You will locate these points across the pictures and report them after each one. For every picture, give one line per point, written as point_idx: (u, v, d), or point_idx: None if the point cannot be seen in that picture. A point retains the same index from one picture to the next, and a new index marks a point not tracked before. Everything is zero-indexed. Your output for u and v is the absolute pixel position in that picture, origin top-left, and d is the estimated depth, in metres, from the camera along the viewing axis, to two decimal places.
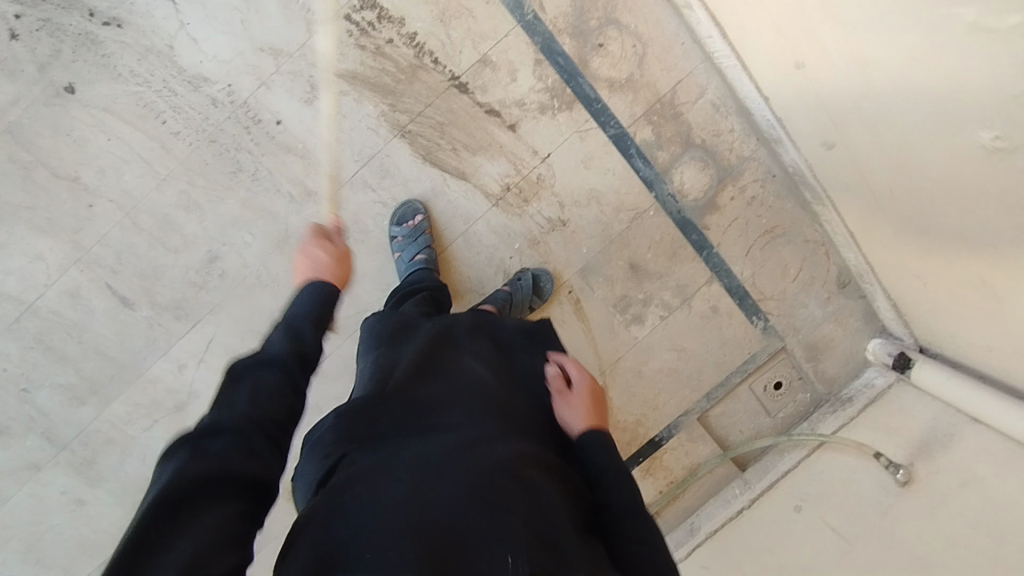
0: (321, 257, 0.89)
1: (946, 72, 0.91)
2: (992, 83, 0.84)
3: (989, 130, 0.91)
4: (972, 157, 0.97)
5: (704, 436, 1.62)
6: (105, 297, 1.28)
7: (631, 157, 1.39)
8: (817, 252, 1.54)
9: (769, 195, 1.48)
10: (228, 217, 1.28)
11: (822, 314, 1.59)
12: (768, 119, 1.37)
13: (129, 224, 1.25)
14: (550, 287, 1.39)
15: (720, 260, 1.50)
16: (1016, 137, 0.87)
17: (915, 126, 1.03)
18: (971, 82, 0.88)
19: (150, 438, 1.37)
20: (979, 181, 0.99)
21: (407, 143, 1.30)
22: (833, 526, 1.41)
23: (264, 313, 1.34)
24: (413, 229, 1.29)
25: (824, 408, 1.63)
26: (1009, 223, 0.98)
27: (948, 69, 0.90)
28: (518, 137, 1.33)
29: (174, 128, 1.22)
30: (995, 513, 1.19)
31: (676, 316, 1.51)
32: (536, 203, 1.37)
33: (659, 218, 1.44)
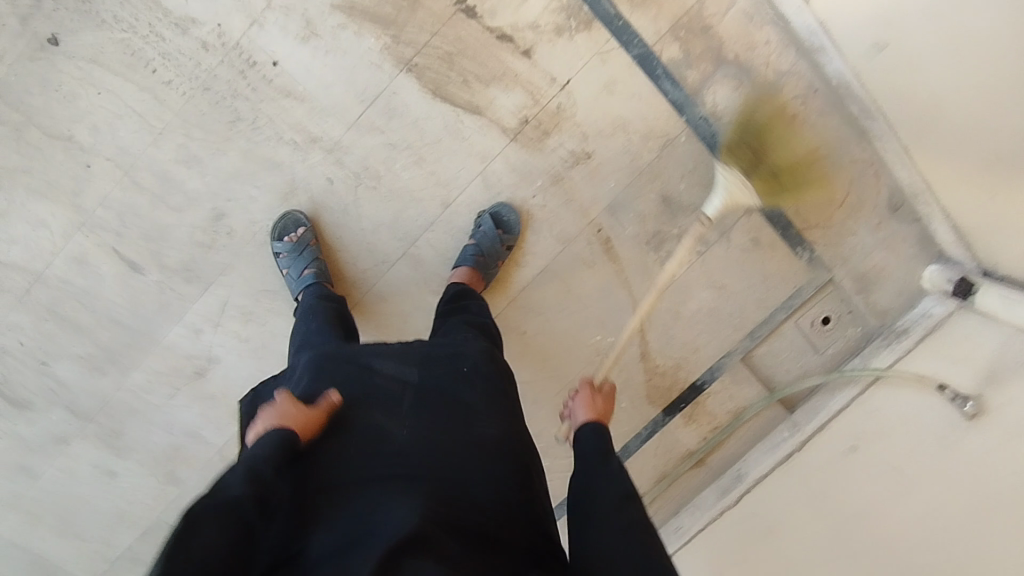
0: (299, 413, 0.84)
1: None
2: None
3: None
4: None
5: (750, 378, 1.55)
6: (113, 263, 1.22)
7: (659, 79, 1.27)
8: (865, 172, 1.40)
9: (811, 113, 1.35)
10: (231, 170, 1.21)
11: (872, 242, 1.46)
12: (808, 26, 1.25)
13: (128, 184, 1.18)
14: (515, 218, 1.29)
15: (760, 187, 1.38)
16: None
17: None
18: None
19: (174, 406, 1.33)
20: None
21: (414, 78, 1.20)
22: (890, 464, 1.33)
23: (277, 272, 1.28)
24: (296, 243, 1.22)
25: (876, 341, 1.52)
26: None
27: None
28: (534, 64, 1.22)
29: (166, 77, 1.14)
30: None
31: (715, 251, 1.42)
32: (558, 136, 1.27)
33: (692, 144, 1.33)
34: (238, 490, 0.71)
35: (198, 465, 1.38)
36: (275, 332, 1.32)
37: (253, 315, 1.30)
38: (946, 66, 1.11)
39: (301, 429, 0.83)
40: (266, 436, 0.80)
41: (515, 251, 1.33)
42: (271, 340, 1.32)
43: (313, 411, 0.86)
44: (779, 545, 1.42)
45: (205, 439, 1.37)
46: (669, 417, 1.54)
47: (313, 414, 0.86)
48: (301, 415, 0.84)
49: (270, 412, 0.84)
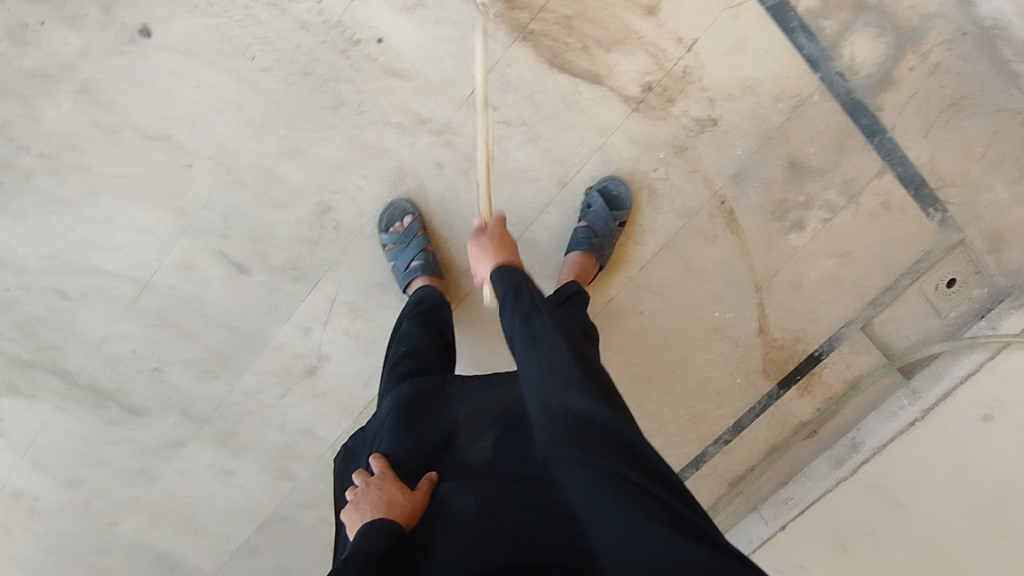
0: (403, 501, 0.80)
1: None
2: None
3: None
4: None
5: (869, 346, 1.46)
6: (220, 265, 1.17)
7: (793, 32, 1.15)
8: (1010, 122, 1.27)
9: (957, 59, 1.22)
10: (336, 160, 1.12)
11: (1010, 196, 1.32)
12: None
13: (231, 182, 1.12)
14: (626, 191, 1.18)
15: (894, 145, 1.27)
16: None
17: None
18: None
19: (287, 405, 1.30)
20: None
21: (531, 47, 1.11)
22: None
23: (386, 265, 1.21)
24: (403, 233, 1.14)
25: (1005, 303, 1.35)
26: None
27: None
28: (660, 23, 1.11)
29: (265, 63, 1.05)
30: None
31: (842, 217, 1.32)
32: (683, 102, 1.16)
33: (826, 103, 1.21)
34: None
35: (311, 462, 1.35)
36: (385, 327, 1.25)
37: (363, 311, 1.24)
38: None
39: (404, 521, 0.78)
40: (368, 527, 0.76)
41: (630, 227, 1.27)
42: (381, 335, 1.26)
43: (415, 495, 0.81)
44: (917, 514, 1.32)
45: (317, 437, 1.33)
46: (783, 390, 1.48)
47: (410, 493, 0.81)
48: (401, 498, 0.80)
49: (370, 497, 0.80)
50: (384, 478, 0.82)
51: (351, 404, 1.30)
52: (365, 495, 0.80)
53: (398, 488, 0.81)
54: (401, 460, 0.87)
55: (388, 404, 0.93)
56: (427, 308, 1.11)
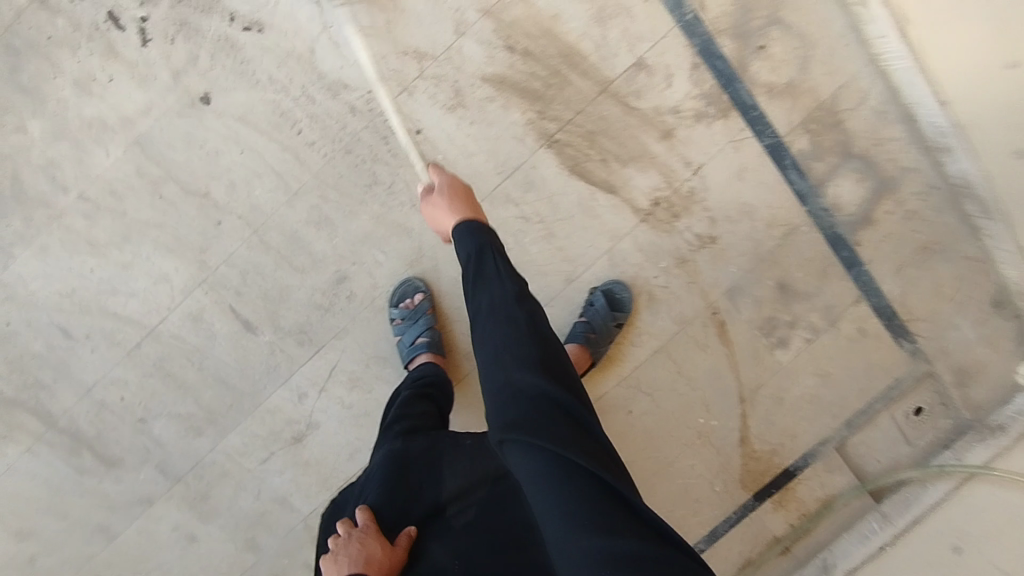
0: (381, 558, 0.78)
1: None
2: None
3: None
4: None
5: (841, 467, 1.52)
6: (228, 320, 1.19)
7: (787, 169, 1.29)
8: (976, 271, 1.41)
9: (929, 209, 1.36)
10: (360, 234, 1.19)
11: (975, 337, 1.46)
12: (938, 126, 1.26)
13: (256, 242, 1.16)
14: (628, 296, 1.25)
15: (870, 279, 1.39)
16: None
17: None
18: None
19: (267, 470, 1.27)
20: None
21: (553, 154, 1.20)
22: (998, 565, 1.26)
23: (391, 338, 1.24)
24: (413, 310, 1.19)
25: (969, 436, 1.49)
26: None
27: None
28: (671, 147, 1.23)
29: (310, 138, 1.13)
30: None
31: (822, 339, 1.41)
32: (686, 219, 1.27)
33: (812, 234, 1.33)
34: None
35: (280, 533, 1.30)
36: (380, 400, 1.27)
37: (362, 381, 1.25)
38: None
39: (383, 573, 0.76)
40: None
41: (627, 327, 1.33)
42: (376, 408, 1.27)
43: (394, 552, 0.80)
44: None
45: (291, 507, 1.29)
46: (759, 502, 1.50)
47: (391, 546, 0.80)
48: (380, 554, 0.78)
49: (350, 551, 0.77)
50: (364, 526, 0.81)
51: (333, 475, 1.28)
52: (346, 548, 0.78)
53: (378, 546, 0.79)
54: (387, 518, 0.85)
55: (381, 456, 0.92)
56: (426, 380, 1.10)
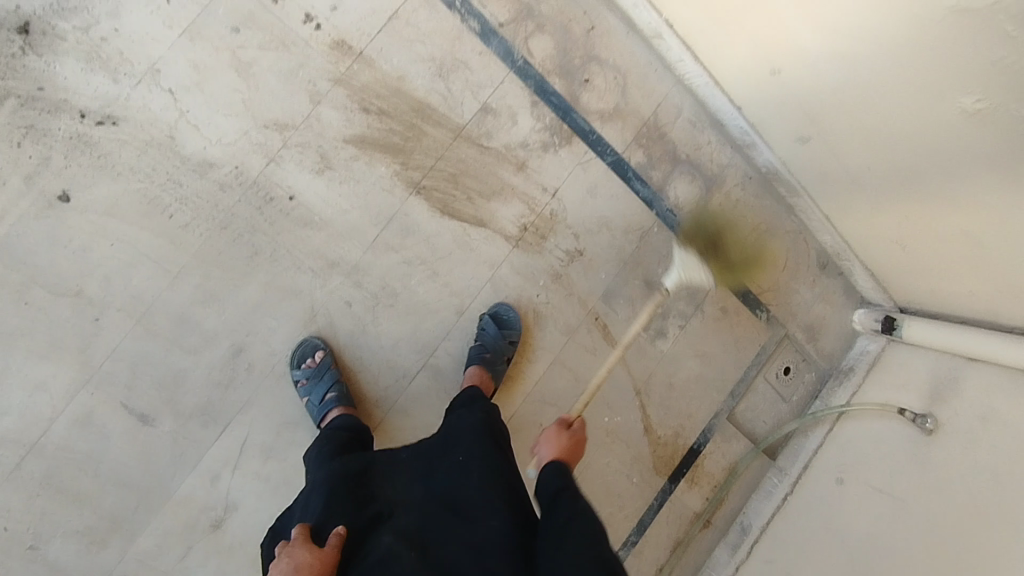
0: (311, 560, 0.79)
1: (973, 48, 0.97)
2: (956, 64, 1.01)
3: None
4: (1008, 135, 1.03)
5: (736, 434, 1.68)
6: (120, 418, 1.15)
7: (631, 180, 1.47)
8: (797, 241, 1.67)
9: (750, 196, 1.60)
10: (249, 305, 1.20)
11: (811, 296, 1.72)
12: (741, 127, 1.50)
13: (140, 332, 1.14)
14: (514, 314, 1.36)
15: (720, 262, 1.59)
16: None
17: (909, 117, 1.16)
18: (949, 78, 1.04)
19: (186, 567, 1.20)
20: (975, 147, 1.11)
21: (423, 199, 1.30)
22: (877, 486, 1.51)
23: (297, 401, 1.25)
24: (316, 368, 1.21)
25: (830, 382, 1.76)
26: (979, 170, 1.14)
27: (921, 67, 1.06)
28: (528, 177, 1.37)
29: (182, 219, 1.15)
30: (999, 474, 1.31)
31: (693, 323, 1.59)
32: (553, 238, 1.41)
33: (664, 233, 1.52)
34: None
35: None
36: (297, 465, 1.26)
37: (274, 451, 1.25)
38: (860, 156, 1.33)
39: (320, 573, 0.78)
40: None
41: (526, 331, 1.42)
42: (294, 475, 1.26)
43: (325, 552, 0.81)
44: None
45: None
46: (675, 484, 1.62)
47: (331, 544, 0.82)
48: (311, 557, 0.79)
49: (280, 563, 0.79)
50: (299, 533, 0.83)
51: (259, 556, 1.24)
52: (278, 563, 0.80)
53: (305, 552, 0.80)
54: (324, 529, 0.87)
55: (320, 478, 0.97)
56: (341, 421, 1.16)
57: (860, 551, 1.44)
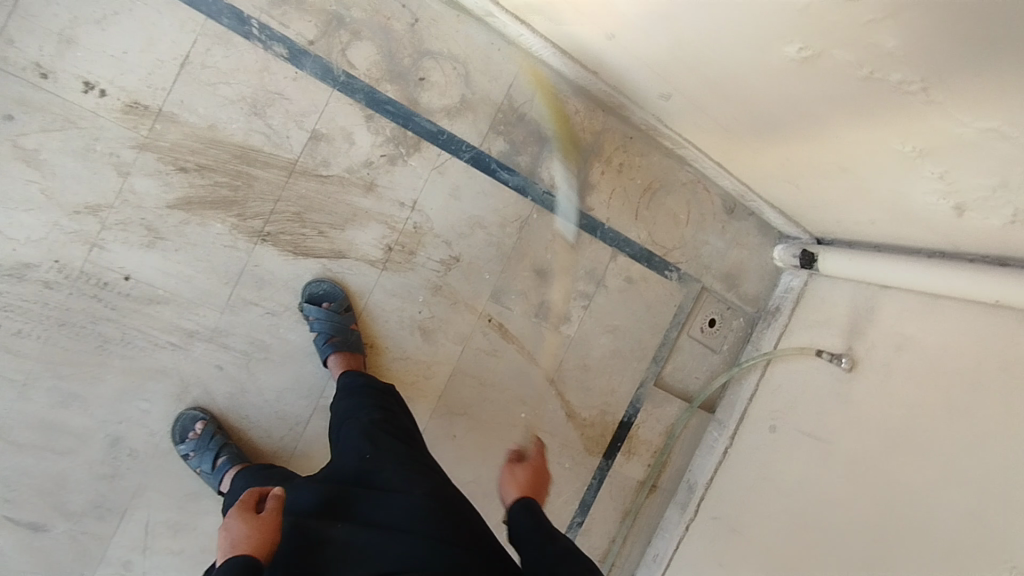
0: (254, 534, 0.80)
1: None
2: (763, 14, 0.92)
3: (859, 66, 0.91)
4: (844, 80, 0.96)
5: (667, 397, 1.66)
6: (12, 530, 1.16)
7: (496, 172, 1.39)
8: (696, 190, 1.59)
9: (635, 157, 1.51)
10: (113, 393, 1.18)
11: (724, 244, 1.64)
12: (604, 91, 1.40)
13: (7, 445, 1.14)
14: (325, 283, 1.28)
15: (615, 233, 1.52)
16: (929, 77, 0.85)
17: (750, 67, 1.06)
18: (765, 26, 0.95)
19: None
20: (819, 90, 1.02)
21: (271, 245, 1.24)
22: (805, 430, 1.49)
23: (191, 472, 1.25)
24: (200, 438, 1.19)
25: (760, 326, 1.71)
26: (829, 108, 1.05)
27: (736, 19, 0.97)
28: (380, 196, 1.30)
29: (16, 327, 1.11)
30: (913, 409, 1.29)
31: (597, 301, 1.53)
32: (423, 251, 1.35)
33: (545, 217, 1.45)
34: None
35: None
36: (209, 532, 1.28)
37: (182, 524, 1.26)
38: (721, 108, 1.24)
39: (261, 543, 0.79)
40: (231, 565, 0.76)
41: (362, 326, 1.33)
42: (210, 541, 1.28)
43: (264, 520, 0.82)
44: (747, 533, 1.50)
45: None
46: (611, 459, 1.61)
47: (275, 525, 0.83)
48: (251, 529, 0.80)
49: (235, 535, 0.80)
50: (234, 509, 0.83)
51: None
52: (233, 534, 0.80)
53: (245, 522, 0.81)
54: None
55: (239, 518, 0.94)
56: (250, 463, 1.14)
57: (795, 497, 1.44)
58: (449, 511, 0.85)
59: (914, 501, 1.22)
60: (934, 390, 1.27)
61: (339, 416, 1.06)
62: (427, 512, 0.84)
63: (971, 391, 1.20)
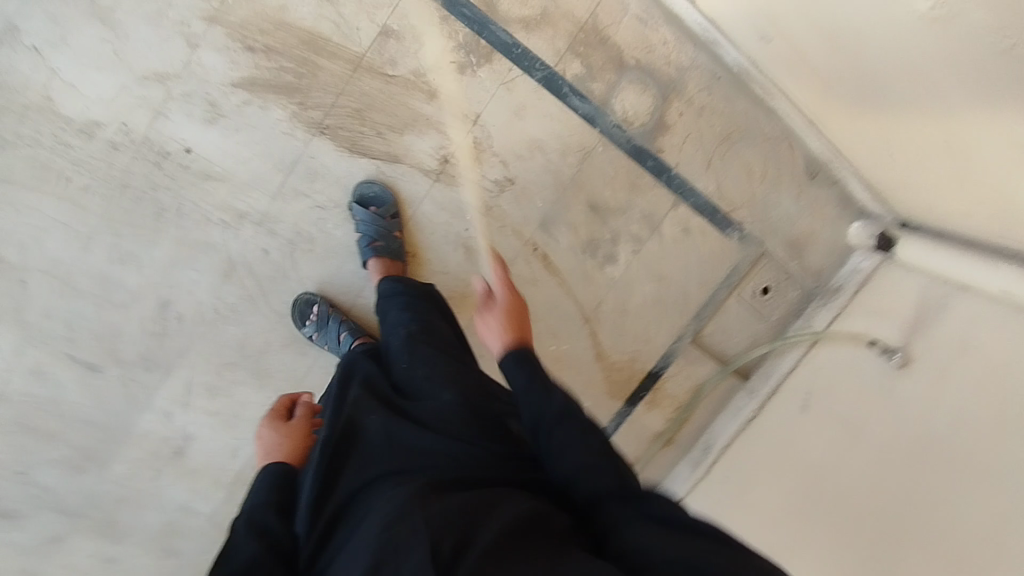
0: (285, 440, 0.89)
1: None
2: None
3: (1000, 33, 0.80)
4: (977, 50, 0.84)
5: (702, 357, 1.62)
6: (70, 366, 1.27)
7: (566, 97, 1.31)
8: (780, 147, 1.47)
9: (719, 101, 1.40)
10: (168, 260, 1.24)
11: (798, 209, 1.53)
12: (699, 21, 1.30)
13: (69, 290, 1.22)
14: (378, 187, 1.27)
15: (681, 180, 1.44)
16: None
17: (870, 19, 0.95)
18: None
19: (160, 485, 1.40)
20: (943, 56, 0.90)
21: (329, 139, 1.23)
22: (839, 414, 1.44)
23: (232, 344, 1.32)
24: (320, 317, 1.28)
25: (816, 301, 1.62)
26: (953, 79, 0.93)
27: None
28: (442, 105, 1.26)
29: (82, 182, 1.16)
30: (958, 412, 1.24)
31: (648, 248, 1.48)
32: (479, 168, 1.32)
33: (610, 152, 1.38)
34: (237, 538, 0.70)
35: (194, 536, 1.46)
36: (243, 401, 1.37)
37: (220, 389, 1.35)
38: (830, 58, 1.11)
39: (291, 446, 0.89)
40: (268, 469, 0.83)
41: (406, 236, 1.33)
42: (243, 408, 1.38)
43: (293, 428, 0.92)
44: (755, 496, 1.51)
45: (195, 510, 1.44)
46: (632, 405, 1.62)
47: (305, 432, 0.93)
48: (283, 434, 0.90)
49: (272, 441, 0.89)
50: (268, 420, 0.94)
51: (223, 474, 1.42)
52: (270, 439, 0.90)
53: (279, 432, 0.91)
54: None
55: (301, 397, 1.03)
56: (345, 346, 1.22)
57: (816, 471, 1.42)
58: (478, 418, 0.88)
59: (941, 507, 1.18)
60: (990, 400, 1.19)
61: (387, 326, 1.11)
62: (460, 415, 0.87)
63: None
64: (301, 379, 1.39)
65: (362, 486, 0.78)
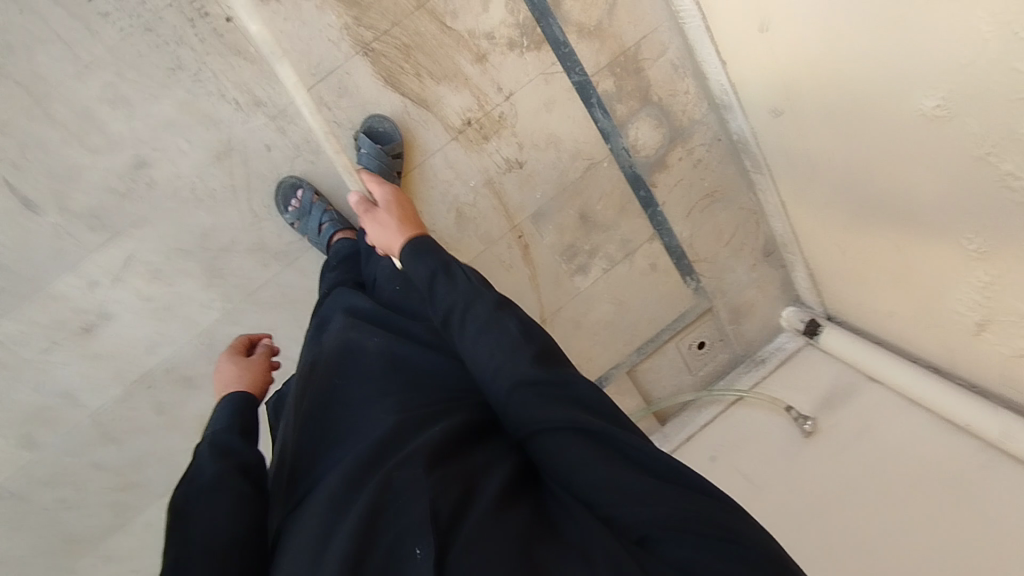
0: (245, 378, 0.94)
1: (948, 40, 0.90)
2: (946, 62, 0.93)
3: (980, 143, 0.95)
4: (959, 156, 1.00)
5: (631, 390, 1.70)
6: (4, 196, 1.14)
7: (592, 107, 1.41)
8: (748, 220, 1.64)
9: (713, 159, 1.56)
10: (162, 119, 1.16)
11: (747, 279, 1.71)
12: (722, 85, 1.44)
13: (39, 114, 1.11)
14: (389, 125, 1.26)
15: (663, 218, 1.56)
16: None
17: (879, 110, 1.09)
18: (917, 74, 0.98)
19: (50, 361, 1.24)
20: (928, 157, 1.06)
21: (370, 62, 1.24)
22: (743, 472, 1.52)
23: (194, 231, 1.24)
24: (302, 206, 1.24)
25: (740, 367, 1.78)
26: (922, 180, 1.10)
27: (902, 56, 0.99)
28: (484, 71, 1.31)
29: (103, 8, 1.08)
30: (848, 488, 1.36)
31: (618, 270, 1.57)
32: (496, 142, 1.37)
33: (612, 170, 1.48)
34: (209, 469, 0.72)
35: (64, 431, 1.29)
36: (183, 295, 1.27)
37: (162, 275, 1.25)
38: (825, 143, 1.28)
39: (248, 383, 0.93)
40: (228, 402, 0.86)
41: (406, 180, 1.35)
42: (177, 303, 1.27)
43: (251, 366, 0.96)
44: None
45: (78, 402, 1.28)
46: None
47: (264, 366, 0.98)
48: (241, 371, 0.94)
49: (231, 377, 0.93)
50: (222, 356, 0.98)
51: (128, 369, 1.29)
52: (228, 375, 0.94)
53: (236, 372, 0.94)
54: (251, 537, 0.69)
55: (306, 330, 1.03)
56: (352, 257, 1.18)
57: None
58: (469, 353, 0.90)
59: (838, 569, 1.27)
60: (876, 480, 1.34)
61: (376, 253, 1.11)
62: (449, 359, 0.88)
63: (907, 491, 1.28)
64: (251, 292, 1.30)
65: (343, 421, 0.78)
